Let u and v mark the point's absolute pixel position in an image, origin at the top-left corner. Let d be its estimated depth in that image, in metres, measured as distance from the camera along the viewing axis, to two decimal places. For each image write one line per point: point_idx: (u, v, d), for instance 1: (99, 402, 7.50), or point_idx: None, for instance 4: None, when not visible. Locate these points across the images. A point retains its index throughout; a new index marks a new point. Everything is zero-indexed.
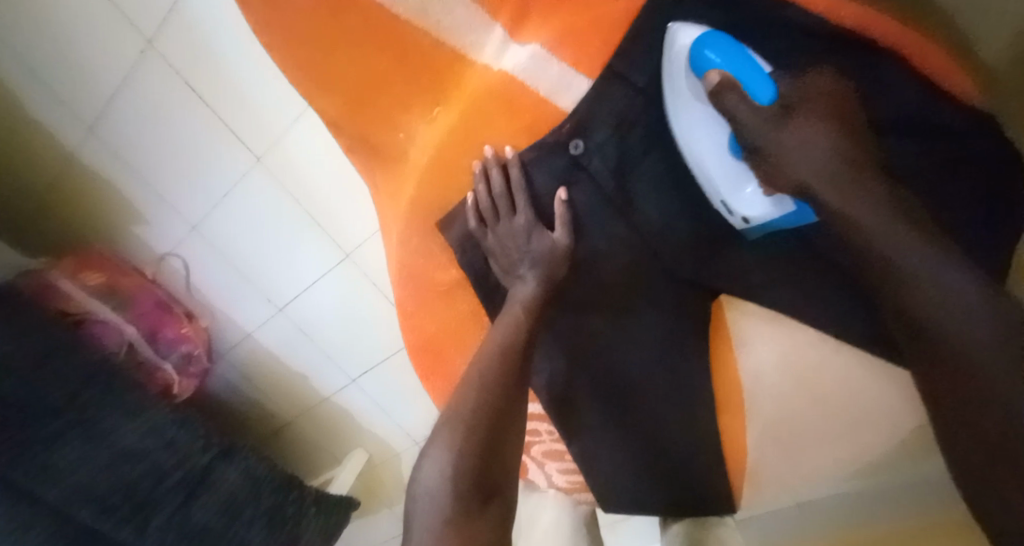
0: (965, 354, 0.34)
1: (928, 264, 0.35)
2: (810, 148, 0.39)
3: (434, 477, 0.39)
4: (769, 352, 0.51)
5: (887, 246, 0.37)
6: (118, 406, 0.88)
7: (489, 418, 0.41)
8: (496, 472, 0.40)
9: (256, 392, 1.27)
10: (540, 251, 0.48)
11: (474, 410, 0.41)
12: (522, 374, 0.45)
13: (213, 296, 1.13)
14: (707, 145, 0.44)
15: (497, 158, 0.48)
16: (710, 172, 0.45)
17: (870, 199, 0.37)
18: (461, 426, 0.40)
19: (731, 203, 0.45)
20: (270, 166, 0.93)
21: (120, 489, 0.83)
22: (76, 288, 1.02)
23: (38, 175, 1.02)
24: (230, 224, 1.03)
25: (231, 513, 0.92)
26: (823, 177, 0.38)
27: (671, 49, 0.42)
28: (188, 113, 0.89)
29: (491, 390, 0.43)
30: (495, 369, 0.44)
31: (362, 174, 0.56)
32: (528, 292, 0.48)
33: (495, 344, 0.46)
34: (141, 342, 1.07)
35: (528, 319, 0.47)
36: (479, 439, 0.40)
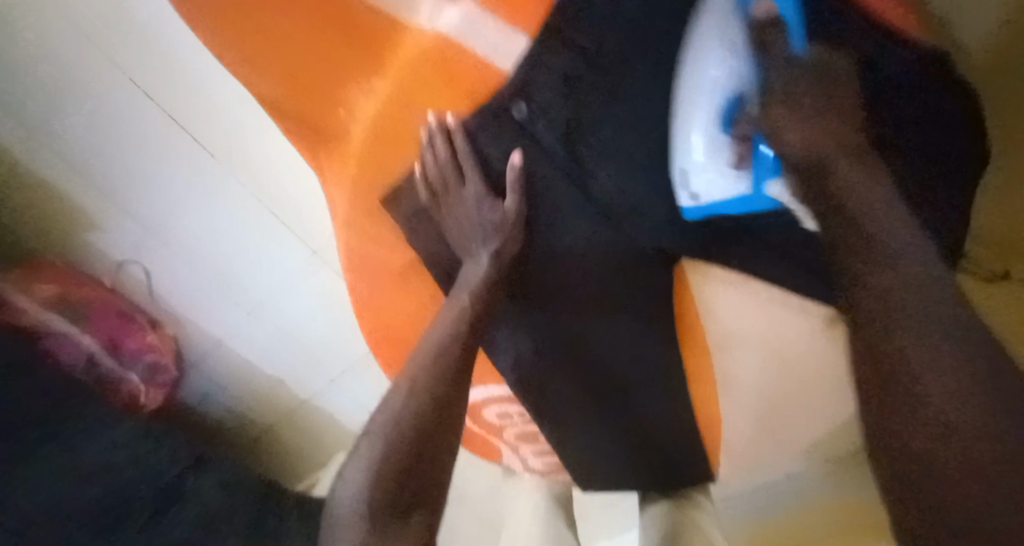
0: (914, 367, 0.35)
1: (917, 268, 0.37)
2: (818, 116, 0.39)
3: (352, 493, 0.46)
4: (733, 321, 0.52)
5: (881, 229, 0.38)
6: (80, 421, 0.85)
7: (415, 442, 0.46)
8: (415, 490, 0.46)
9: (231, 400, 1.22)
10: (491, 225, 0.49)
11: (389, 440, 0.46)
12: (448, 391, 0.49)
13: (178, 305, 1.08)
14: (711, 96, 0.40)
15: (440, 125, 0.46)
16: (698, 131, 0.40)
17: (874, 186, 0.40)
18: (375, 452, 0.46)
19: (693, 174, 0.42)
20: (229, 163, 0.90)
21: (85, 513, 0.78)
22: (29, 301, 0.95)
23: None
24: (184, 229, 0.97)
25: (207, 532, 0.88)
26: (829, 148, 0.40)
27: None
28: (131, 109, 0.84)
29: (418, 416, 0.48)
30: (425, 381, 0.49)
31: (306, 157, 0.53)
32: (467, 295, 0.50)
33: (432, 353, 0.49)
34: (103, 353, 1.04)
35: (474, 303, 0.50)
36: (393, 468, 0.45)
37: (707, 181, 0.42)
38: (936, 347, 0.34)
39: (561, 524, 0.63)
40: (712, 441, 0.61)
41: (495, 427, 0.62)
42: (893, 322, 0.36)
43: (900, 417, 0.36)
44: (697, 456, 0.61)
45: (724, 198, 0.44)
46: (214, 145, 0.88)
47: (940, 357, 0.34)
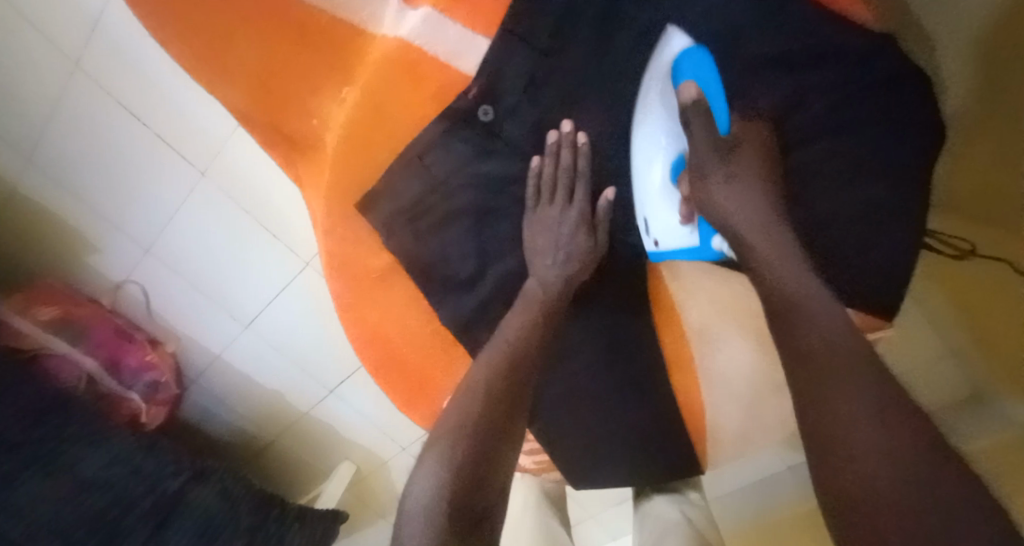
0: (833, 384, 0.36)
1: (826, 316, 0.40)
2: (736, 189, 0.47)
3: (421, 495, 0.39)
4: (704, 308, 0.57)
5: (797, 290, 0.42)
6: (79, 437, 0.86)
7: (489, 430, 0.44)
8: (486, 488, 0.41)
9: (234, 414, 1.23)
10: (575, 247, 0.52)
11: (473, 419, 0.44)
12: (512, 399, 0.47)
13: (177, 320, 1.11)
14: (657, 165, 0.51)
15: (564, 139, 0.49)
16: (650, 189, 0.52)
17: (777, 241, 0.46)
18: (453, 438, 0.42)
19: (651, 223, 0.54)
20: (216, 180, 0.92)
21: (87, 520, 0.81)
22: (28, 324, 0.96)
23: None
24: (181, 245, 1.01)
25: (206, 536, 0.90)
26: (744, 211, 0.47)
27: (663, 47, 0.48)
28: (123, 131, 0.87)
29: (486, 405, 0.45)
30: (500, 379, 0.47)
31: (285, 167, 0.56)
32: (523, 314, 0.51)
33: (492, 364, 0.48)
34: (102, 374, 1.05)
35: (544, 317, 0.51)
36: (474, 448, 0.42)
37: (661, 226, 0.53)
38: (850, 368, 0.36)
39: (555, 520, 0.64)
40: (698, 431, 0.59)
41: None
42: (818, 357, 0.38)
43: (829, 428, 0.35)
44: (688, 456, 0.60)
45: (680, 247, 0.54)
46: (202, 162, 0.90)
47: (862, 384, 0.35)
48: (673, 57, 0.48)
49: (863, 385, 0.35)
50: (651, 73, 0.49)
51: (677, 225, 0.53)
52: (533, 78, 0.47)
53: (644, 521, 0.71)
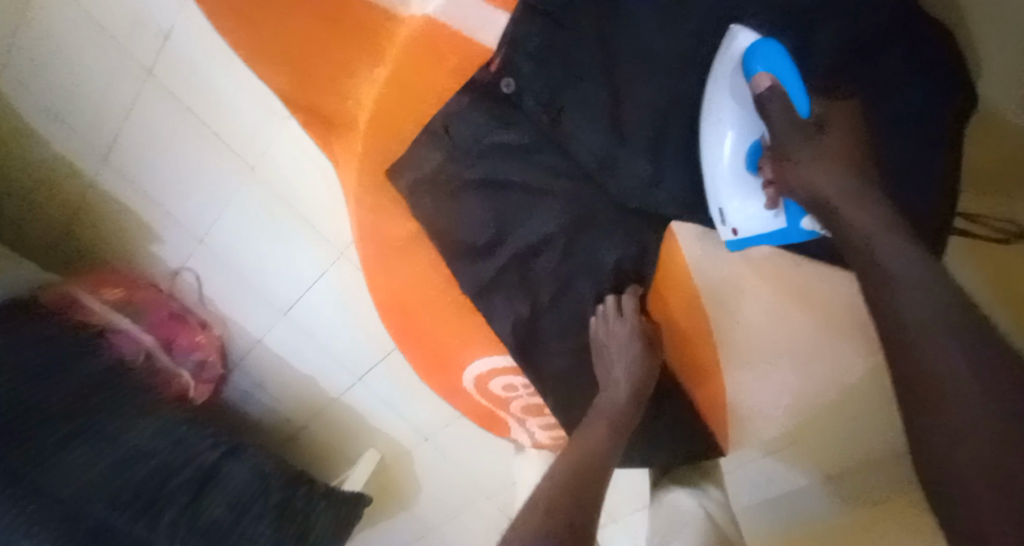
0: (950, 371, 0.37)
1: (911, 272, 0.41)
2: (824, 165, 0.47)
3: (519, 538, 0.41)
4: (722, 283, 0.64)
5: (884, 249, 0.44)
6: (130, 406, 0.95)
7: (586, 477, 0.48)
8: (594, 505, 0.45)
9: (272, 399, 1.30)
10: (625, 340, 0.55)
11: (573, 473, 0.48)
12: (598, 468, 0.49)
13: (223, 305, 1.18)
14: (732, 148, 0.50)
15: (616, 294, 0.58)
16: (723, 174, 0.52)
17: (869, 212, 0.46)
18: (556, 490, 0.46)
19: (726, 212, 0.54)
20: (262, 174, 0.98)
21: (132, 487, 0.87)
22: (96, 302, 1.09)
23: (53, 201, 1.10)
24: (231, 235, 1.09)
25: (241, 509, 0.95)
26: (834, 185, 0.47)
27: (729, 48, 0.48)
28: (184, 129, 0.95)
29: (579, 463, 0.49)
30: (586, 451, 0.51)
31: (320, 149, 0.60)
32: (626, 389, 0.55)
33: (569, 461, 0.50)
34: (157, 350, 1.15)
35: (628, 408, 0.54)
36: (573, 491, 0.45)
37: (739, 213, 0.53)
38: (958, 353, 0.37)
39: None
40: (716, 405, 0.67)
41: (501, 400, 0.64)
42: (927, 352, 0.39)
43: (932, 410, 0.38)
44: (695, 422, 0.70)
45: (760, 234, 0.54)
46: (251, 157, 0.97)
47: (982, 364, 0.36)
48: (742, 51, 0.48)
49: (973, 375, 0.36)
50: (718, 67, 0.49)
51: (758, 213, 0.53)
52: (548, 48, 0.48)
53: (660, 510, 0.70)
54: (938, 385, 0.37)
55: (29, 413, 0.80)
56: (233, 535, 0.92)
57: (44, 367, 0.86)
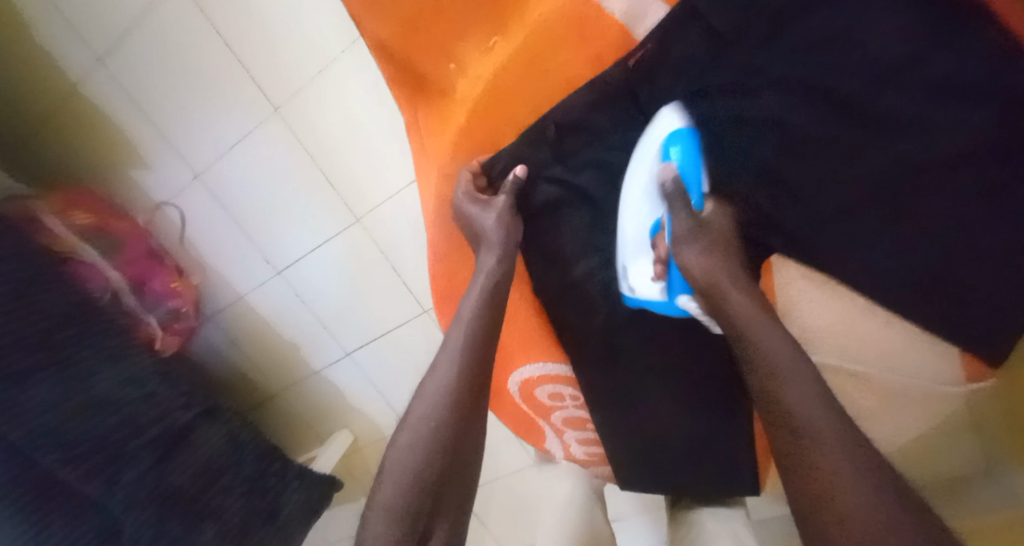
0: (818, 443, 0.34)
1: (790, 362, 0.39)
2: (706, 244, 0.45)
3: (378, 533, 0.40)
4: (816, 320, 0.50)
5: (737, 301, 0.43)
6: (101, 349, 0.85)
7: (438, 466, 0.43)
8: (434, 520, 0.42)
9: (241, 359, 1.22)
10: (491, 231, 0.51)
11: (416, 452, 0.43)
12: (455, 452, 0.44)
13: (207, 252, 1.09)
14: (634, 225, 0.51)
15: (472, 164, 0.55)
16: (630, 237, 0.52)
17: (735, 279, 0.44)
18: (406, 477, 0.42)
19: (629, 269, 0.53)
20: (287, 119, 0.90)
21: (91, 440, 0.78)
22: (61, 225, 0.93)
23: (46, 102, 1.01)
24: (234, 178, 0.99)
25: (208, 477, 0.88)
26: (717, 261, 0.44)
27: (658, 120, 0.48)
28: (205, 51, 0.86)
29: (445, 413, 0.45)
30: (449, 384, 0.45)
31: (402, 109, 0.56)
32: (460, 335, 0.48)
33: (434, 383, 0.46)
34: (127, 291, 0.98)
35: (486, 311, 0.49)
36: (424, 492, 0.42)
37: (640, 278, 0.52)
38: (869, 497, 0.31)
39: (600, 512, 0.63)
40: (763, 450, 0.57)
41: (545, 407, 0.63)
42: (807, 444, 0.35)
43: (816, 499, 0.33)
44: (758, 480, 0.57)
45: (652, 301, 0.52)
46: (278, 99, 0.88)
47: (857, 459, 0.33)
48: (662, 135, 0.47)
49: (870, 515, 0.30)
50: (642, 144, 0.49)
51: (651, 286, 0.51)
52: (696, 63, 0.47)
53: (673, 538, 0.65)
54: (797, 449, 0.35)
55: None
56: (195, 509, 0.84)
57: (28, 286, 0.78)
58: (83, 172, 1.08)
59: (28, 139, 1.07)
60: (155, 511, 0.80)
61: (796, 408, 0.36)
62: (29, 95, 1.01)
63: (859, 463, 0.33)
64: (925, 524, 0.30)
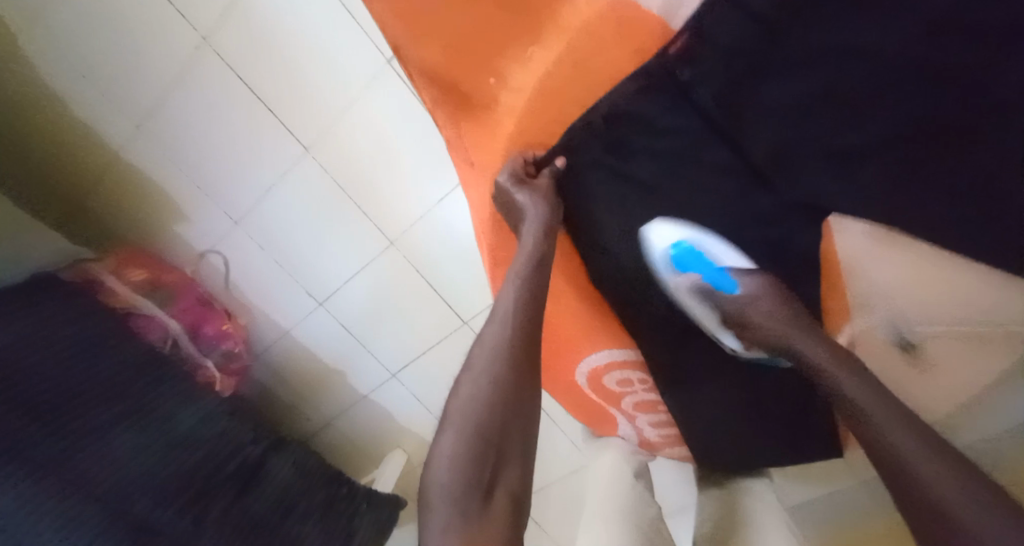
0: (868, 410, 0.41)
1: (824, 359, 0.46)
2: (766, 309, 0.52)
3: (443, 473, 0.41)
4: (869, 264, 0.50)
5: (796, 337, 0.49)
6: (175, 395, 0.92)
7: (497, 414, 0.44)
8: (500, 470, 0.43)
9: (290, 392, 1.25)
10: (530, 213, 0.53)
11: (474, 404, 0.44)
12: (517, 403, 0.46)
13: (252, 293, 1.13)
14: (701, 310, 0.60)
15: (523, 154, 0.57)
16: (704, 320, 0.60)
17: (796, 328, 0.50)
18: (465, 426, 0.43)
19: (722, 338, 0.59)
20: (319, 156, 0.93)
21: (175, 481, 0.82)
22: (119, 283, 0.99)
23: (88, 170, 1.07)
24: (273, 219, 1.03)
25: (285, 506, 0.92)
26: (771, 322, 0.51)
27: (648, 240, 0.57)
28: (235, 102, 0.90)
29: (505, 371, 0.46)
30: (506, 343, 0.47)
31: (443, 126, 0.58)
32: (511, 299, 0.50)
33: (493, 342, 0.48)
34: (184, 338, 1.02)
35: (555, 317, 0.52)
36: (483, 438, 0.43)
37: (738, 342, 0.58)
38: (946, 485, 0.34)
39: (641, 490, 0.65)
40: None
41: (615, 395, 0.68)
42: (866, 417, 0.41)
43: (887, 469, 0.38)
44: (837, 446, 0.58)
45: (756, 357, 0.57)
46: (308, 138, 0.92)
47: (903, 418, 0.39)
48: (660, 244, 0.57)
49: (946, 478, 0.34)
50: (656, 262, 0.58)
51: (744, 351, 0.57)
52: None
53: (708, 508, 0.68)
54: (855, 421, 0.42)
55: (58, 403, 0.74)
56: (280, 535, 0.88)
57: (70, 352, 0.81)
58: (130, 233, 1.14)
59: (76, 208, 1.14)
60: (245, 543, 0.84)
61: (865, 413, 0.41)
62: (73, 167, 1.07)
63: (928, 445, 0.37)
64: (967, 468, 0.34)
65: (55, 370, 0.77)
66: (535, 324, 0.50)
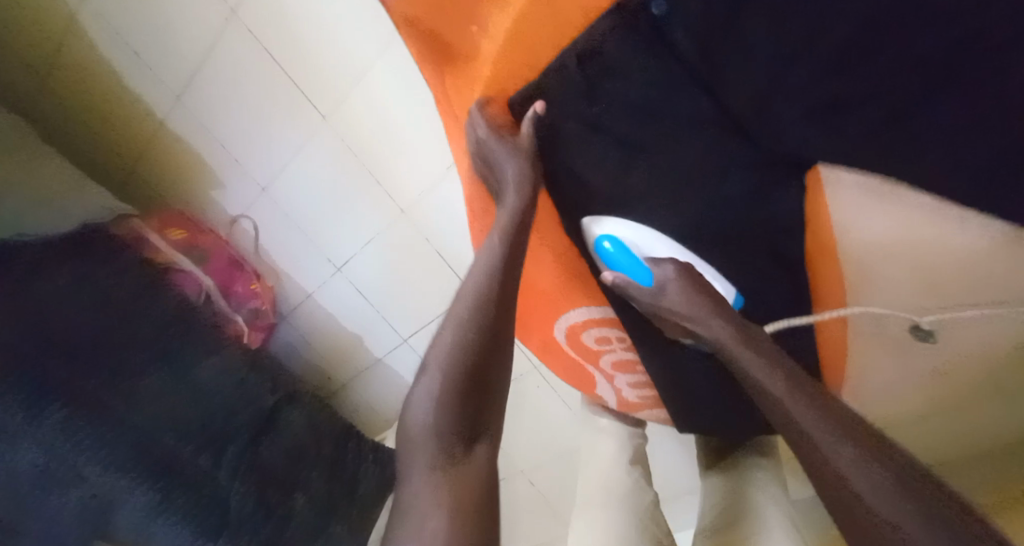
0: (784, 401, 0.43)
1: (761, 360, 0.46)
2: (682, 302, 0.52)
3: (421, 418, 0.44)
4: (868, 223, 0.47)
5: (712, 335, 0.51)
6: (197, 344, 0.97)
7: (475, 360, 0.46)
8: (481, 417, 0.45)
9: (312, 354, 1.33)
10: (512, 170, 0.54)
11: (453, 348, 0.45)
12: (495, 350, 0.47)
13: (278, 258, 1.21)
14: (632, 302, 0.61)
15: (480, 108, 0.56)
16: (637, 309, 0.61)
17: (718, 326, 0.51)
18: (444, 372, 0.45)
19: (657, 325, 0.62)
20: (334, 125, 0.97)
21: (198, 421, 0.90)
22: (162, 241, 1.09)
23: (138, 139, 1.18)
24: (295, 187, 1.09)
25: (296, 453, 1.00)
26: (697, 324, 0.52)
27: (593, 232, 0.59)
28: (259, 72, 0.95)
29: (481, 321, 0.47)
30: (484, 291, 0.48)
31: (428, 76, 0.60)
32: (492, 251, 0.50)
33: (473, 291, 0.49)
34: (216, 294, 1.11)
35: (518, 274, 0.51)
36: (462, 383, 0.44)
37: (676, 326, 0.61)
38: (875, 480, 0.34)
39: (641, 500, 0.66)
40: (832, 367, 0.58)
41: (594, 352, 0.67)
42: (783, 409, 0.43)
43: (814, 462, 0.39)
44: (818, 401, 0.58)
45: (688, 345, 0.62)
46: (324, 107, 0.96)
47: (816, 409, 0.40)
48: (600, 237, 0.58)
49: (877, 476, 0.35)
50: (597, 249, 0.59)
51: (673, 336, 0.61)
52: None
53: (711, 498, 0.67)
54: (781, 420, 0.43)
55: (101, 343, 0.84)
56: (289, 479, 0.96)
57: (119, 298, 0.91)
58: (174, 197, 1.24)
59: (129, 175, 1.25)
60: (259, 482, 0.92)
61: (801, 424, 0.40)
62: (126, 136, 1.18)
63: (840, 432, 0.38)
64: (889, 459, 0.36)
65: (102, 314, 0.87)
66: (513, 267, 0.50)
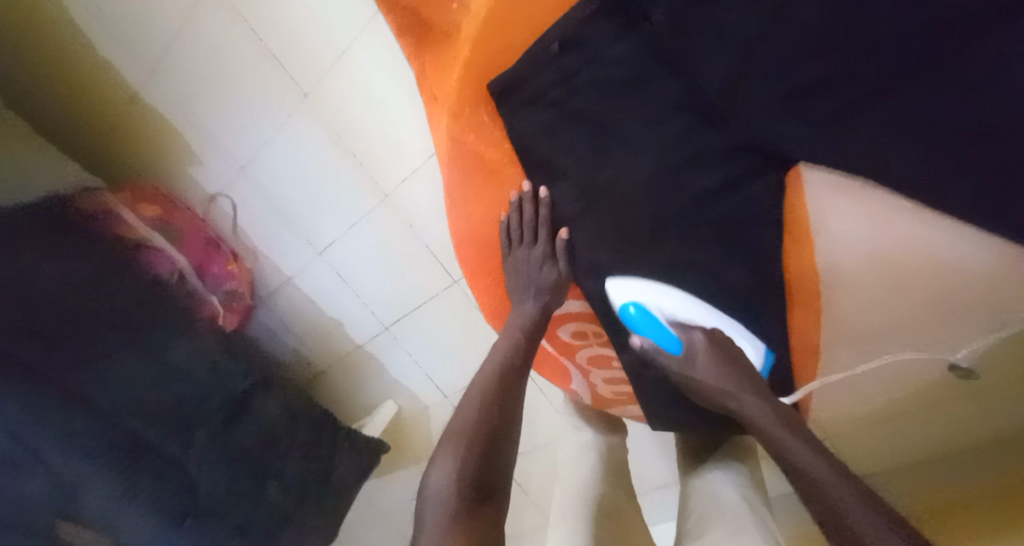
0: (795, 452, 0.40)
1: (777, 420, 0.45)
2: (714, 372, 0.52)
3: (440, 481, 0.44)
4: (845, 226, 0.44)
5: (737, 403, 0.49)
6: (169, 326, 0.96)
7: (488, 427, 0.49)
8: (496, 482, 0.46)
9: (292, 338, 1.30)
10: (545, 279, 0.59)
11: (471, 421, 0.49)
12: (504, 423, 0.50)
13: (257, 239, 1.18)
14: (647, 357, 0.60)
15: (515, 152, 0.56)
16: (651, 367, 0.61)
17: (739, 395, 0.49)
18: (462, 438, 0.48)
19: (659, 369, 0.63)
20: (315, 103, 0.94)
21: (168, 405, 0.88)
22: (134, 218, 1.05)
23: (111, 110, 1.13)
24: (275, 167, 1.06)
25: (270, 439, 0.98)
26: (721, 391, 0.51)
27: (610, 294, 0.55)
28: (237, 44, 0.92)
29: (491, 402, 0.52)
30: (495, 378, 0.55)
31: (411, 56, 0.61)
32: (503, 349, 0.58)
33: (486, 381, 0.55)
34: (190, 273, 1.07)
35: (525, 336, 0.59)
36: (479, 446, 0.47)
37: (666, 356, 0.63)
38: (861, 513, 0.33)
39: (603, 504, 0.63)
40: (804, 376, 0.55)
41: (569, 346, 0.67)
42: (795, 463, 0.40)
43: (819, 496, 0.36)
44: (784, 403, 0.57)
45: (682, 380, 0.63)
46: (306, 85, 0.92)
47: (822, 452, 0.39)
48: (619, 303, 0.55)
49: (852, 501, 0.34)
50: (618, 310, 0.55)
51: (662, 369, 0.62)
52: None
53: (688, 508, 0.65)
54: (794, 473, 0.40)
55: (61, 320, 0.80)
56: (261, 466, 0.95)
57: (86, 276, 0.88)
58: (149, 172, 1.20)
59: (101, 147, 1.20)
60: (231, 468, 0.91)
61: (807, 469, 0.38)
62: (99, 106, 1.14)
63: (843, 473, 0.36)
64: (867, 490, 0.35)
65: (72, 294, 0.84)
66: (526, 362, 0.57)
